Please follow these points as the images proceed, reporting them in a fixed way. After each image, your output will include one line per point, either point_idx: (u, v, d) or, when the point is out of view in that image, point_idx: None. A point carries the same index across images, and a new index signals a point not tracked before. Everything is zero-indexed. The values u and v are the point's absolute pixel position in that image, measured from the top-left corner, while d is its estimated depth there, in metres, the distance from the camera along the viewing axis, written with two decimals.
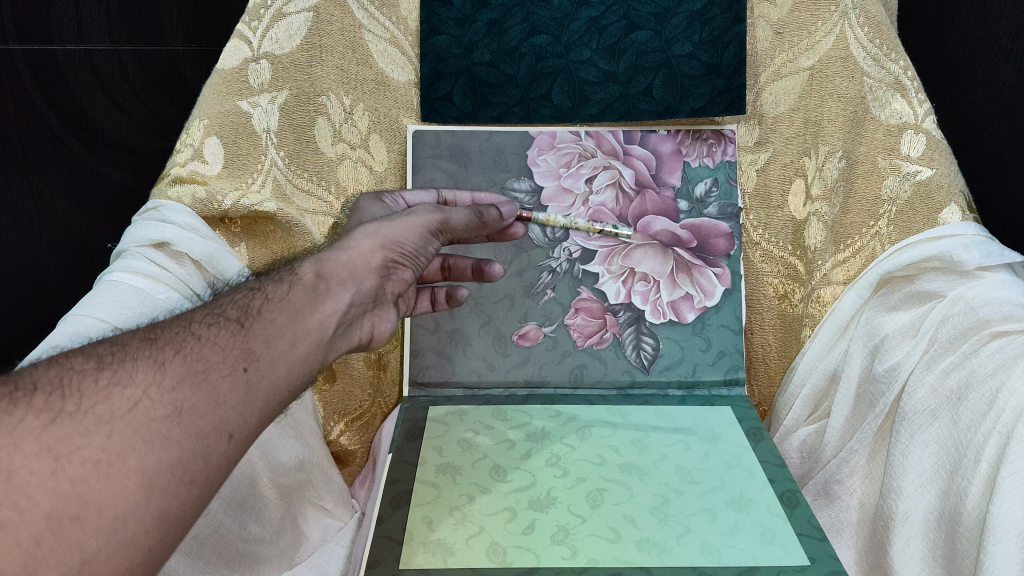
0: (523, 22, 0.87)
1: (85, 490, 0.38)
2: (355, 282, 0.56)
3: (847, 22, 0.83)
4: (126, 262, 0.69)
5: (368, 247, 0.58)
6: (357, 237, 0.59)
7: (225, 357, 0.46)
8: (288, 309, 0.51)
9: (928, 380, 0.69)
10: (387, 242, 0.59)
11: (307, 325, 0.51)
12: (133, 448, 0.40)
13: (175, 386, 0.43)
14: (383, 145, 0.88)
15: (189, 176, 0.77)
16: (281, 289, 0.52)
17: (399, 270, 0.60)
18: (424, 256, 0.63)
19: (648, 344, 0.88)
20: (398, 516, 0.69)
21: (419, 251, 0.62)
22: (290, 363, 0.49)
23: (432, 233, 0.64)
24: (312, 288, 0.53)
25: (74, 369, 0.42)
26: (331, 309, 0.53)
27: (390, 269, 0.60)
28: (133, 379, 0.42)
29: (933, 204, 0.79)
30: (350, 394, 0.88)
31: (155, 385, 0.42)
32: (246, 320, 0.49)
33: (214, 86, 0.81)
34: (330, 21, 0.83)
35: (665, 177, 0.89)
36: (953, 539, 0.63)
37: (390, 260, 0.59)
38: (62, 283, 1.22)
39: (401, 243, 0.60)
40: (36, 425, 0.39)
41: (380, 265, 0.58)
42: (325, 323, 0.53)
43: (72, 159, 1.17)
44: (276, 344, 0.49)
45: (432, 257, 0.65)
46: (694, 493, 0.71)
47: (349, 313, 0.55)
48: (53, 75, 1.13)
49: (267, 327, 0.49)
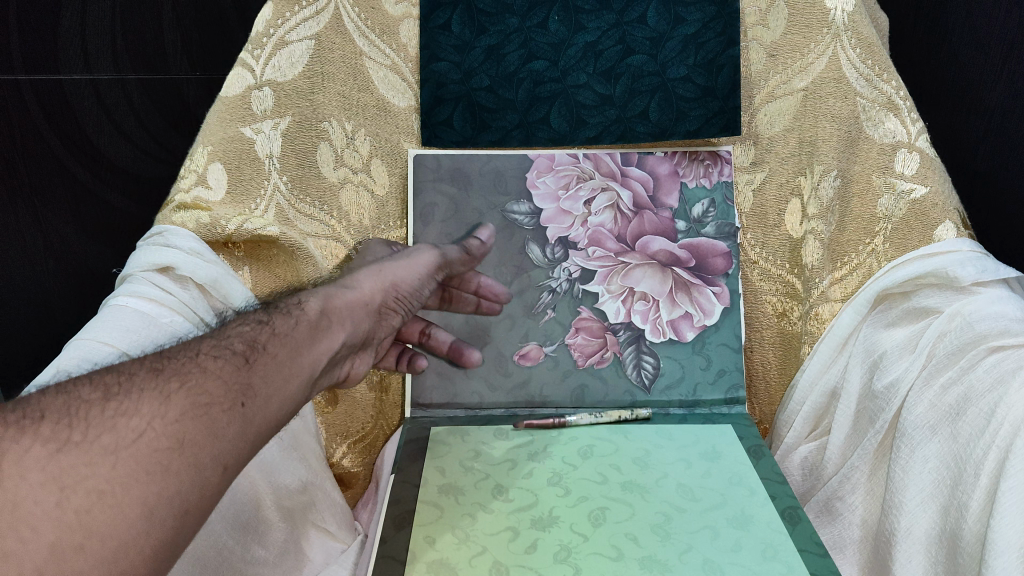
0: (521, 48, 0.89)
1: (90, 519, 0.37)
2: (352, 323, 0.59)
3: (839, 44, 0.84)
4: (129, 286, 0.70)
5: (369, 290, 0.63)
6: (358, 280, 0.63)
7: (226, 391, 0.47)
8: (288, 345, 0.53)
9: (927, 396, 0.70)
10: (384, 286, 0.64)
11: (303, 363, 0.53)
12: (137, 478, 0.40)
13: (179, 418, 0.43)
14: (383, 169, 0.90)
15: (194, 202, 0.79)
16: (286, 324, 0.55)
17: (390, 316, 0.65)
18: (416, 302, 0.69)
19: (648, 362, 0.88)
20: (401, 536, 0.69)
21: (412, 298, 0.68)
22: (282, 399, 0.51)
23: (427, 276, 0.70)
24: (314, 325, 0.56)
25: (81, 398, 0.43)
26: (325, 348, 0.56)
27: (383, 313, 0.64)
28: (139, 411, 0.43)
29: (929, 221, 0.80)
30: (353, 415, 0.89)
31: (159, 416, 0.43)
32: (250, 354, 0.51)
33: (218, 113, 0.82)
34: (332, 49, 0.84)
35: (663, 199, 0.90)
36: (955, 555, 0.63)
37: (385, 304, 0.64)
38: (65, 308, 1.23)
39: (397, 288, 0.66)
40: (43, 455, 0.39)
41: (377, 308, 0.63)
42: (317, 362, 0.55)
43: (76, 185, 1.18)
44: (273, 380, 0.50)
45: (422, 303, 0.71)
46: (695, 511, 0.71)
47: (340, 353, 0.58)
48: (58, 103, 1.13)
49: (268, 362, 0.51)
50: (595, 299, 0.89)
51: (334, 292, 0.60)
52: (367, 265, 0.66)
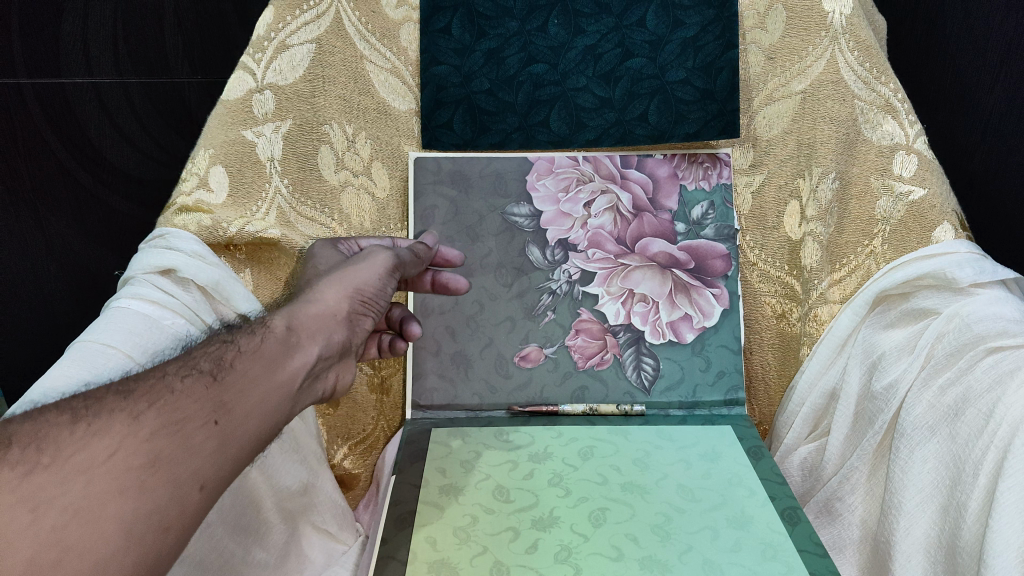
0: (521, 51, 0.90)
1: (67, 537, 0.38)
2: (324, 335, 0.58)
3: (837, 48, 0.84)
4: (132, 288, 0.71)
5: (333, 297, 0.60)
6: (322, 289, 0.61)
7: (200, 407, 0.47)
8: (261, 361, 0.52)
9: (925, 397, 0.70)
10: (350, 291, 0.62)
11: (278, 378, 0.53)
12: (112, 495, 0.40)
13: (150, 436, 0.43)
14: (385, 172, 0.90)
15: (195, 205, 0.78)
16: (253, 341, 0.54)
17: (361, 320, 0.63)
18: (383, 300, 0.65)
19: (648, 364, 0.89)
20: (403, 536, 0.70)
21: (378, 297, 0.65)
22: (261, 414, 0.51)
23: (388, 273, 0.66)
24: (284, 341, 0.55)
25: (48, 422, 0.43)
26: (299, 363, 0.55)
27: (354, 319, 0.62)
28: (109, 429, 0.43)
29: (927, 224, 0.80)
30: (354, 417, 0.89)
31: (132, 434, 0.43)
32: (218, 372, 0.50)
33: (219, 115, 0.81)
34: (332, 52, 0.85)
35: (662, 201, 0.91)
36: (955, 554, 0.63)
37: (354, 309, 0.61)
38: (68, 311, 1.19)
39: (363, 289, 0.63)
40: (15, 477, 0.39)
41: (346, 315, 0.61)
42: (294, 376, 0.54)
43: (78, 190, 1.14)
44: (248, 396, 0.50)
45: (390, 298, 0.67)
46: (696, 512, 0.71)
47: (317, 366, 0.57)
48: (60, 105, 1.10)
49: (239, 378, 0.50)
50: (595, 300, 0.89)
51: (301, 306, 0.59)
52: (329, 272, 0.63)
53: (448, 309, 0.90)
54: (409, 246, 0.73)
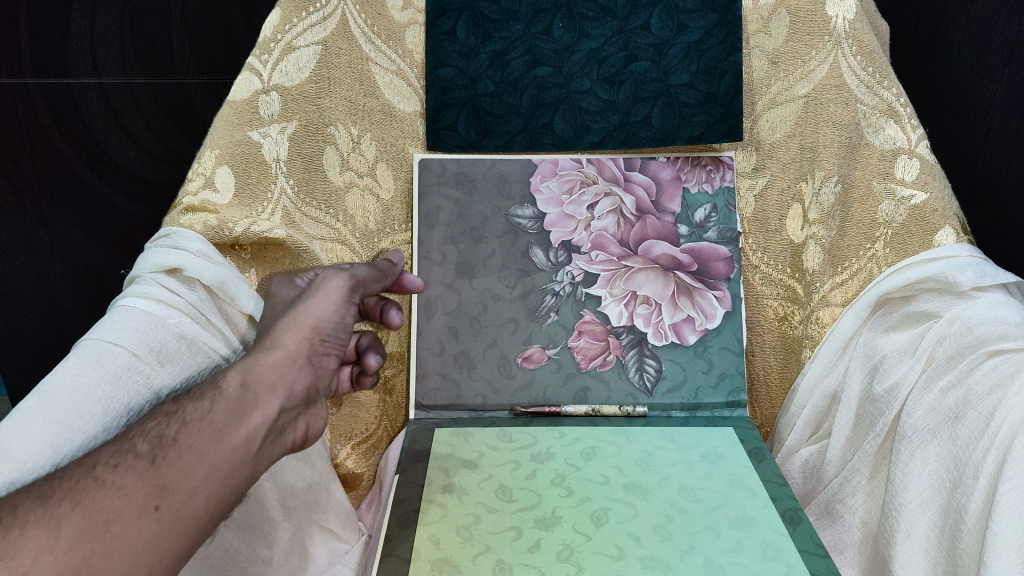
0: (525, 54, 0.90)
1: None
2: (282, 385, 0.58)
3: (840, 52, 0.85)
4: (138, 287, 0.72)
5: (289, 344, 0.60)
6: (276, 336, 0.60)
7: (134, 498, 0.48)
8: (208, 431, 0.53)
9: (926, 400, 0.71)
10: (305, 332, 0.61)
11: (229, 444, 0.54)
12: None
13: (71, 545, 0.45)
14: (389, 174, 0.91)
15: (201, 205, 0.78)
16: (200, 409, 0.55)
17: (323, 359, 0.62)
18: (342, 333, 0.64)
19: (650, 365, 0.89)
20: (406, 535, 0.70)
21: (336, 332, 0.63)
22: (209, 490, 0.52)
23: (345, 301, 0.65)
24: (236, 402, 0.55)
25: None
26: (257, 419, 0.56)
27: (314, 360, 0.61)
28: (25, 543, 0.44)
29: (929, 227, 0.81)
30: (357, 417, 0.89)
31: (49, 548, 0.45)
32: (156, 453, 0.51)
33: (225, 116, 0.82)
34: (338, 54, 0.86)
35: (665, 204, 0.91)
36: (955, 556, 0.63)
37: (312, 352, 0.61)
38: (72, 311, 1.20)
39: (318, 327, 0.62)
40: None
41: (304, 361, 0.60)
42: (249, 438, 0.55)
43: (82, 189, 1.14)
44: (187, 475, 0.51)
45: (352, 327, 0.65)
46: (698, 512, 0.72)
47: (280, 417, 0.58)
48: (67, 108, 1.10)
49: (179, 457, 0.52)
50: (598, 302, 0.90)
51: (255, 358, 0.59)
52: (283, 314, 0.62)
53: (452, 310, 0.90)
54: (365, 266, 0.69)
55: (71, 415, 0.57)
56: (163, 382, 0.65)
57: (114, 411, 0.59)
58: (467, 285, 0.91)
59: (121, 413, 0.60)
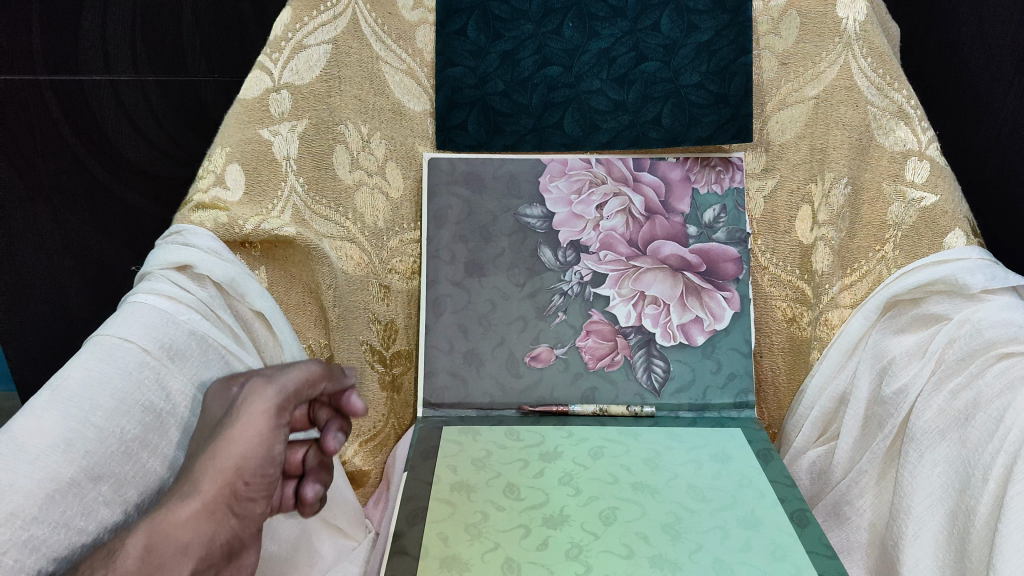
0: (536, 54, 0.91)
1: None
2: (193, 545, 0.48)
3: (850, 53, 0.85)
4: (150, 283, 0.72)
5: (204, 494, 0.49)
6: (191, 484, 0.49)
7: None
8: None
9: (936, 402, 0.71)
10: (222, 476, 0.50)
11: None
12: None
13: None
14: (399, 172, 0.91)
15: (211, 202, 0.79)
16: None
17: (248, 502, 0.51)
18: (273, 467, 0.52)
19: (659, 366, 0.89)
20: (415, 532, 0.70)
21: (264, 468, 0.51)
22: None
23: (273, 424, 0.52)
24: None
25: None
26: None
27: (233, 507, 0.50)
28: None
29: (939, 229, 0.81)
30: (365, 414, 0.89)
31: None
32: None
33: (236, 115, 0.82)
34: (349, 52, 0.86)
35: (674, 204, 0.91)
36: (964, 557, 0.63)
37: (230, 498, 0.50)
38: (83, 306, 1.21)
39: (239, 466, 0.50)
40: None
41: (218, 513, 0.49)
42: None
43: (95, 186, 1.14)
44: None
45: (281, 458, 0.53)
46: (706, 512, 0.72)
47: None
48: (79, 105, 1.09)
49: None
50: (607, 302, 0.90)
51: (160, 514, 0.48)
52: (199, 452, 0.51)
53: (460, 309, 0.91)
54: (296, 371, 0.56)
55: (81, 409, 0.57)
56: (174, 378, 0.65)
57: (126, 405, 0.60)
58: (476, 284, 0.91)
59: (133, 408, 0.60)
